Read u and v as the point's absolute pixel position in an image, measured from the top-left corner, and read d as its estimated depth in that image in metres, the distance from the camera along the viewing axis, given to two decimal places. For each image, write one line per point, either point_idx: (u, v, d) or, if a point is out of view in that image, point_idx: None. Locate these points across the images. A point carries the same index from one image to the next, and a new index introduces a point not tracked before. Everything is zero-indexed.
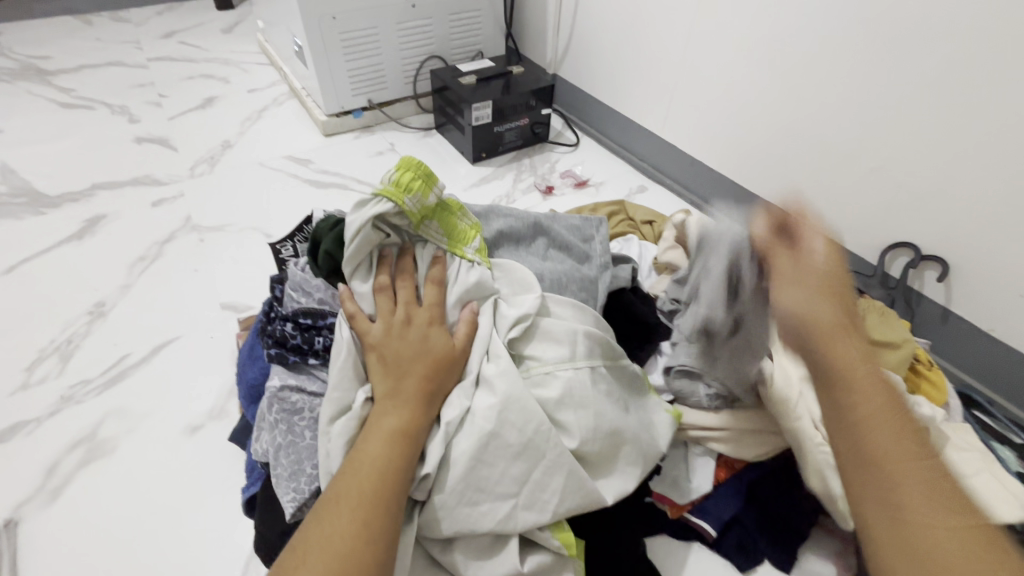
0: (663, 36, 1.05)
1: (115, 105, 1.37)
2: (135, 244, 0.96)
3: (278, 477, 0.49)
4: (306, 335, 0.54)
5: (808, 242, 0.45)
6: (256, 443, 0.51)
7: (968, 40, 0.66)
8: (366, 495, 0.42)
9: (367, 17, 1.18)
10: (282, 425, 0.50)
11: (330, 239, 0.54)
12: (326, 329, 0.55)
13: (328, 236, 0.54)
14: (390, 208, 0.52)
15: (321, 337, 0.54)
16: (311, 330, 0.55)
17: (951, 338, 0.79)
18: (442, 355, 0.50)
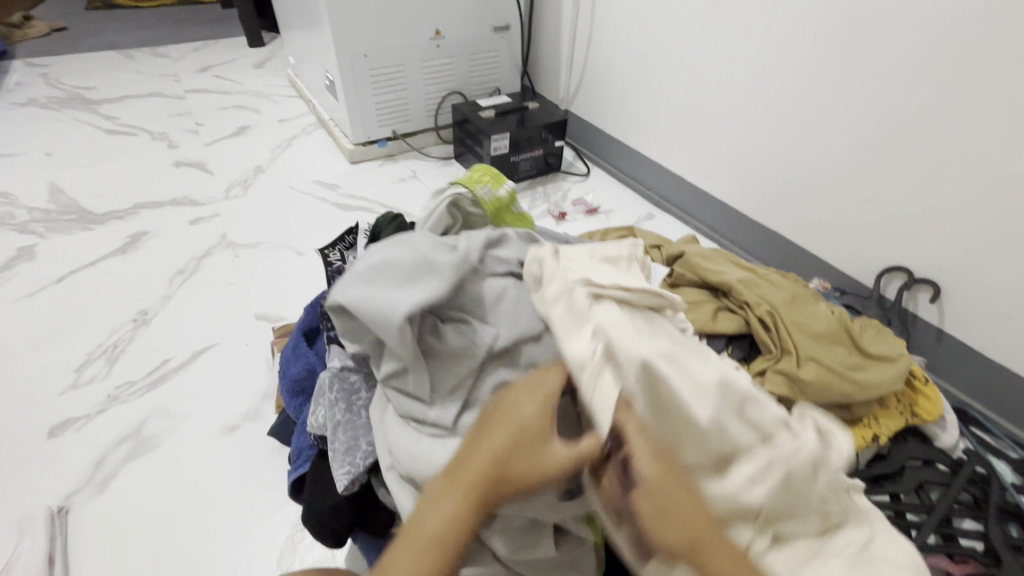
0: (669, 77, 1.14)
1: (155, 132, 1.47)
2: (176, 259, 1.03)
3: (332, 452, 0.49)
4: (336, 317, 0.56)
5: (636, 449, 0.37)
6: (310, 416, 0.51)
7: (945, 87, 0.74)
8: None
9: (395, 56, 1.28)
10: (342, 402, 0.51)
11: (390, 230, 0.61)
12: None
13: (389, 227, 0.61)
14: (464, 192, 0.63)
15: None
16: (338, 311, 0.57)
17: (945, 357, 0.84)
18: (534, 435, 0.38)
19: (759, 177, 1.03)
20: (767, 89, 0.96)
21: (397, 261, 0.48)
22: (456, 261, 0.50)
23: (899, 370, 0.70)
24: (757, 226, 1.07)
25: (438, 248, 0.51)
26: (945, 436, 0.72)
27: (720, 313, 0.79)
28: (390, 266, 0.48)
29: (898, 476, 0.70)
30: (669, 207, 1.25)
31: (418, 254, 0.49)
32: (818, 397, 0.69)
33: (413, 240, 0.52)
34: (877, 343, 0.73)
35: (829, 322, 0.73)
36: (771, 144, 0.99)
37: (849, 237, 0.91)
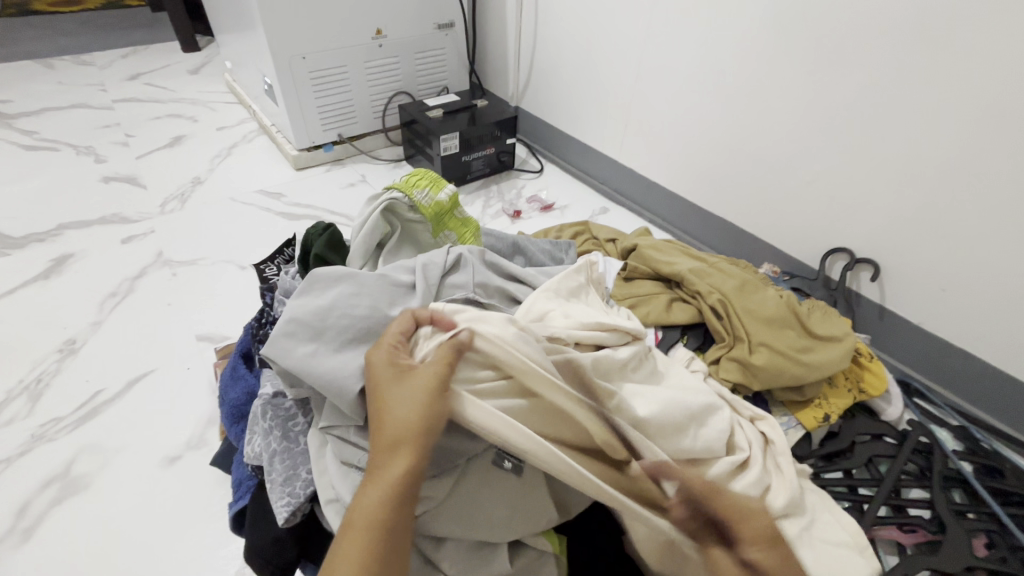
0: (613, 68, 1.14)
1: (80, 146, 1.37)
2: (106, 281, 0.96)
3: (271, 483, 0.46)
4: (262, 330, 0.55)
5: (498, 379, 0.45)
6: (246, 446, 0.49)
7: (873, 71, 0.76)
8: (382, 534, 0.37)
9: (336, 56, 1.23)
10: (277, 430, 0.48)
11: (321, 243, 0.57)
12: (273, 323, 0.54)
13: (319, 241, 0.57)
14: (401, 200, 0.62)
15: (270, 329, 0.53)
16: (266, 325, 0.55)
17: (889, 332, 0.87)
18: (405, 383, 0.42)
19: (706, 166, 1.04)
20: (708, 77, 0.98)
21: (352, 311, 0.48)
22: (412, 309, 0.51)
23: (844, 348, 0.72)
24: (706, 215, 1.08)
25: (394, 289, 0.53)
26: (890, 410, 0.75)
27: (675, 304, 0.80)
28: (344, 318, 0.48)
29: (849, 452, 0.72)
30: (623, 200, 1.25)
31: (372, 304, 0.49)
32: (770, 381, 0.70)
33: (363, 279, 0.51)
34: (822, 324, 0.75)
35: (778, 306, 0.75)
36: (715, 133, 1.00)
37: (794, 222, 0.94)
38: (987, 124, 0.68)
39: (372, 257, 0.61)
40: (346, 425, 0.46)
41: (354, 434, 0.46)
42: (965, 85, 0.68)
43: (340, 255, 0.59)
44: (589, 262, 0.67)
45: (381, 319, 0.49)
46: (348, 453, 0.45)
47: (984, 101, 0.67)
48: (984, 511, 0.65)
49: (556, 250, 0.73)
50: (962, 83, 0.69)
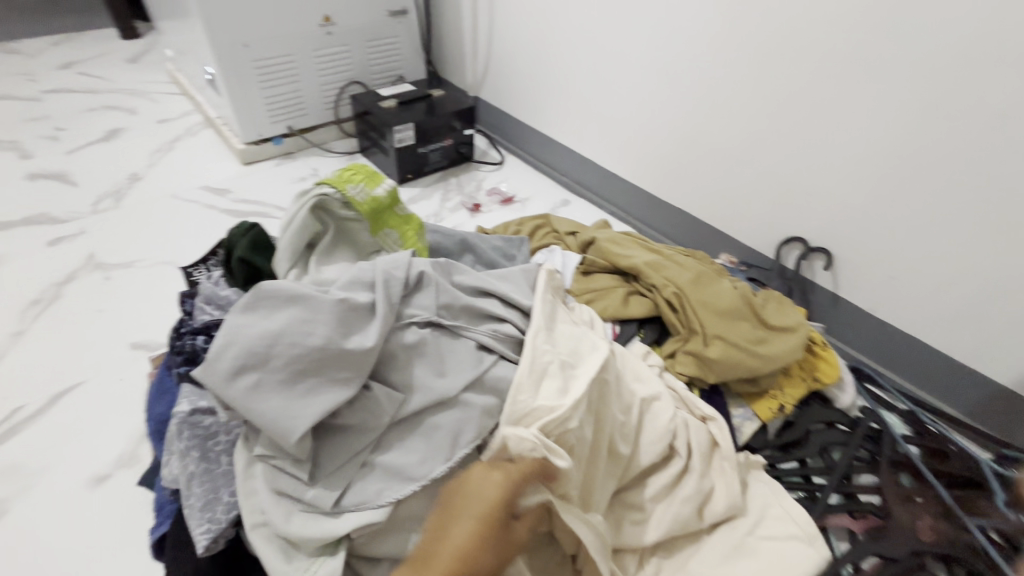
0: (571, 57, 1.12)
1: (3, 141, 1.27)
2: (29, 287, 0.89)
3: (188, 509, 0.43)
4: (183, 342, 0.48)
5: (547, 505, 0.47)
6: (162, 469, 0.45)
7: (823, 60, 0.76)
8: None
9: (282, 44, 1.17)
10: (195, 451, 0.45)
11: (242, 246, 0.54)
12: (195, 333, 0.48)
13: (241, 243, 0.54)
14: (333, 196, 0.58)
15: (193, 341, 0.48)
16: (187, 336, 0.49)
17: (842, 320, 0.88)
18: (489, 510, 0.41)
19: (665, 157, 1.04)
20: (664, 67, 0.96)
21: (298, 336, 0.43)
22: (373, 339, 0.45)
23: (799, 339, 0.72)
24: (666, 206, 1.07)
25: (353, 312, 0.47)
26: (843, 397, 0.75)
27: (632, 298, 0.78)
28: (293, 347, 0.43)
29: (805, 442, 0.73)
30: (583, 192, 1.23)
31: (328, 333, 0.44)
32: (725, 374, 0.70)
33: (320, 303, 0.45)
34: (778, 316, 0.75)
35: (733, 298, 0.74)
36: (673, 123, 0.99)
37: (751, 212, 0.94)
38: (930, 111, 0.69)
39: (303, 259, 0.57)
40: (283, 455, 0.43)
41: (291, 466, 0.43)
42: (911, 73, 0.69)
43: (265, 255, 0.56)
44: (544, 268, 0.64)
45: (338, 348, 0.44)
46: (283, 483, 0.43)
47: (928, 87, 0.68)
48: (930, 495, 0.65)
49: (510, 249, 0.71)
50: (907, 73, 0.69)
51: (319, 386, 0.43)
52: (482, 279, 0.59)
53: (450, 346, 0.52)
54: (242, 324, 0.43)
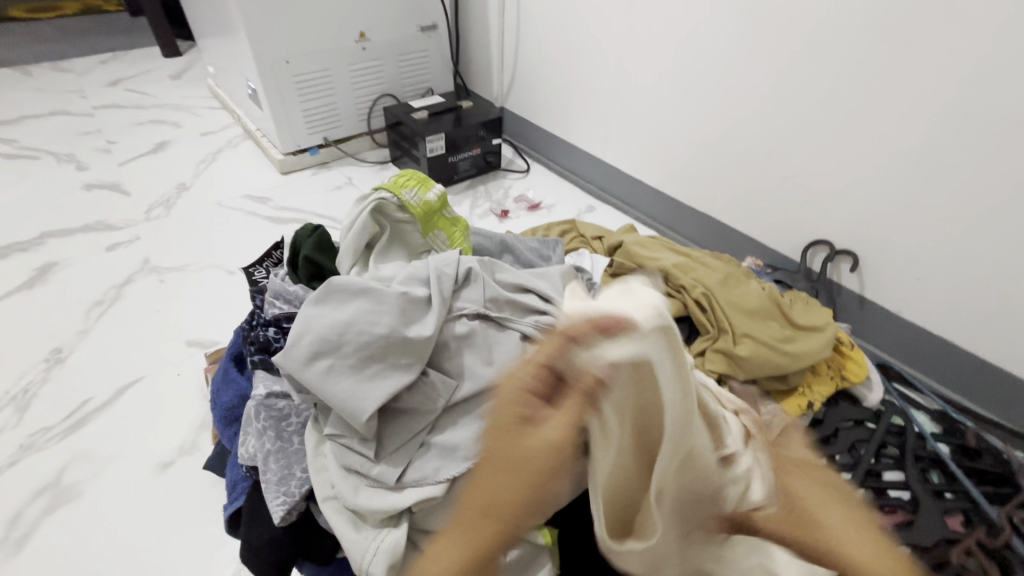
0: (596, 67, 1.16)
1: (61, 153, 1.35)
2: (92, 289, 0.95)
3: (265, 482, 0.47)
4: (261, 333, 0.54)
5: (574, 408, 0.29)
6: (239, 447, 0.50)
7: (847, 69, 0.78)
8: None
9: (320, 60, 1.24)
10: (271, 430, 0.50)
11: (309, 245, 0.59)
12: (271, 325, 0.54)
13: (308, 243, 0.59)
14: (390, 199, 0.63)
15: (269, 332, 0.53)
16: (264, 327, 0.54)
17: (868, 321, 0.89)
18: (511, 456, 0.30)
19: (689, 163, 1.06)
20: (688, 76, 0.99)
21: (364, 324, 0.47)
22: (431, 329, 0.49)
23: (827, 338, 0.74)
24: (691, 211, 1.10)
25: (411, 306, 0.51)
26: (871, 396, 0.77)
27: (661, 299, 0.81)
28: (361, 335, 0.47)
29: (833, 438, 0.74)
30: (608, 198, 1.27)
31: (393, 323, 0.48)
32: (755, 371, 0.72)
33: (383, 296, 0.49)
34: (806, 315, 0.77)
35: (761, 298, 0.77)
36: (697, 130, 1.02)
37: (776, 216, 0.96)
38: (951, 116, 0.71)
39: (363, 257, 0.62)
40: (351, 435, 0.47)
41: (358, 444, 0.47)
42: (933, 78, 0.71)
43: (328, 256, 0.61)
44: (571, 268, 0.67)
45: (399, 338, 0.48)
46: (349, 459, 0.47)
47: (950, 93, 0.70)
48: (960, 491, 0.68)
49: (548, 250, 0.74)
50: (930, 79, 0.71)
51: (383, 371, 0.47)
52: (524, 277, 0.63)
53: (497, 338, 0.55)
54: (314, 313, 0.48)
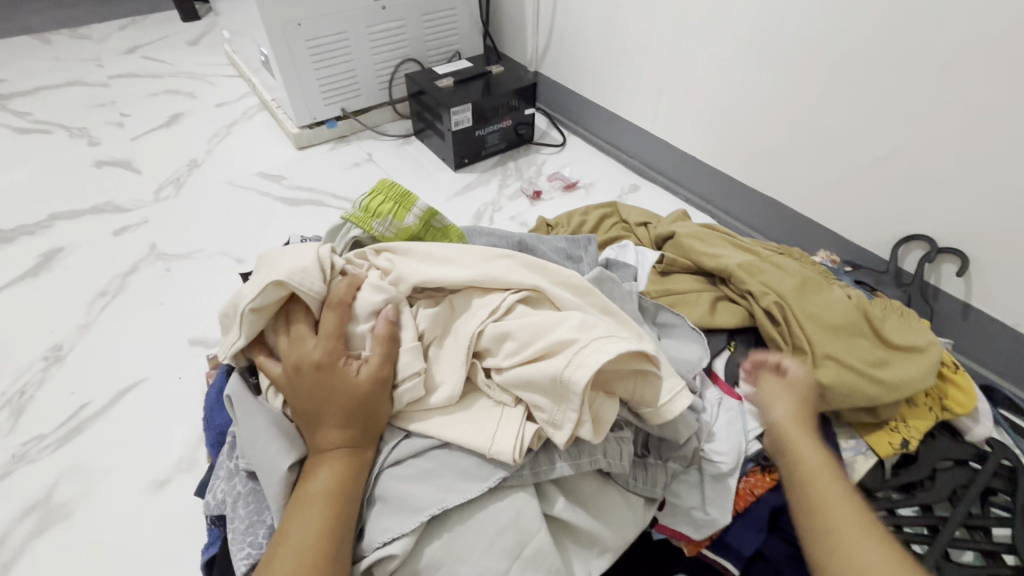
0: (646, 24, 0.99)
1: (74, 128, 1.30)
2: (96, 279, 0.90)
3: (233, 532, 0.45)
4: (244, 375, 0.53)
5: (320, 337, 0.46)
6: (208, 494, 0.48)
7: (986, 18, 0.61)
8: (332, 527, 0.40)
9: (335, 22, 1.11)
10: (241, 473, 0.47)
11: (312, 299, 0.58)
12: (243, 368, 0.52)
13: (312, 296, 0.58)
14: (360, 234, 0.56)
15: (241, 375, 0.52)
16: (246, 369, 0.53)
17: (973, 334, 0.74)
18: (342, 389, 0.44)
19: (755, 137, 0.91)
20: (761, 34, 0.83)
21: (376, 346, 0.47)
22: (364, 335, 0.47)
23: (929, 364, 0.60)
24: (753, 195, 0.95)
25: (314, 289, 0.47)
26: (977, 429, 0.63)
27: (720, 305, 0.68)
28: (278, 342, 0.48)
29: (929, 481, 0.61)
30: (654, 176, 1.12)
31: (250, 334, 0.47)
32: (840, 403, 0.59)
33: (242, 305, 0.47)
34: (901, 333, 0.63)
35: (847, 309, 0.63)
36: (767, 97, 0.86)
37: (859, 205, 0.80)
38: None
39: None
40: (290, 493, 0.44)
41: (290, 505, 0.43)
42: None
43: None
44: (602, 273, 0.60)
45: (360, 335, 0.47)
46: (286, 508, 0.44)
47: None
48: None
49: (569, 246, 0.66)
50: None
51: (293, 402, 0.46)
52: (501, 269, 0.50)
53: (455, 348, 0.47)
54: (249, 406, 0.47)
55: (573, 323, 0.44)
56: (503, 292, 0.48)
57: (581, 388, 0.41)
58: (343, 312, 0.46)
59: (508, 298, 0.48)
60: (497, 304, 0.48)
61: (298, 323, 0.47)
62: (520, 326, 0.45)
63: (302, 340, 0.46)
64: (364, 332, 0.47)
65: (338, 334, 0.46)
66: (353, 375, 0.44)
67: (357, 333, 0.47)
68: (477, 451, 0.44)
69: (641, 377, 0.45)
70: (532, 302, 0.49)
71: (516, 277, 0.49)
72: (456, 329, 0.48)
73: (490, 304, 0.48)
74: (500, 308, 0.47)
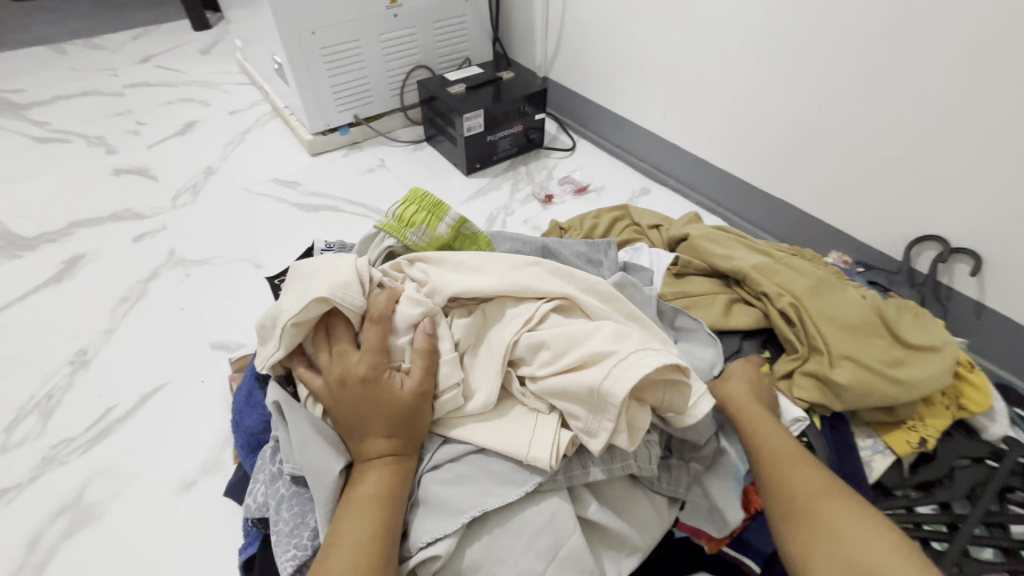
0: (655, 29, 1.01)
1: (91, 136, 1.32)
2: (118, 284, 0.91)
3: (277, 534, 0.46)
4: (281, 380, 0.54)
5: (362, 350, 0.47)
6: (249, 497, 0.49)
7: (995, 21, 0.61)
8: (382, 531, 0.41)
9: (348, 30, 1.13)
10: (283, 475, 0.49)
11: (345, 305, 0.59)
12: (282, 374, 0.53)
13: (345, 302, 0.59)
14: (394, 243, 0.57)
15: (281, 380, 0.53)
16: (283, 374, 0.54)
17: (988, 334, 0.75)
18: (387, 400, 0.45)
19: (766, 140, 0.91)
20: (771, 38, 0.84)
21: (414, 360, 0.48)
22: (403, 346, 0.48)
23: (944, 362, 0.60)
24: (765, 197, 0.96)
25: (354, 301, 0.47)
26: (993, 428, 0.63)
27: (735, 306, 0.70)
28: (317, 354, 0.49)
29: (947, 481, 0.62)
30: (665, 179, 1.13)
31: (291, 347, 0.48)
32: (858, 402, 0.59)
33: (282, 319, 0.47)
34: (917, 333, 0.63)
35: (860, 310, 0.64)
36: (778, 101, 0.87)
37: (871, 207, 0.81)
38: None
39: None
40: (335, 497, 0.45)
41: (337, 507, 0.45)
42: None
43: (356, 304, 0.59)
44: (626, 276, 0.62)
45: (399, 346, 0.48)
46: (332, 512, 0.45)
47: None
48: None
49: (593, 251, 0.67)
50: None
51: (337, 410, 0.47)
52: (531, 278, 0.51)
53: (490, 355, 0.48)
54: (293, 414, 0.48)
55: (608, 334, 0.45)
56: (537, 301, 0.49)
57: (620, 399, 0.41)
58: (385, 326, 0.47)
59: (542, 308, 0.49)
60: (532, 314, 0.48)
61: (339, 335, 0.48)
62: (554, 335, 0.46)
63: (344, 353, 0.47)
64: (404, 345, 0.48)
65: (380, 348, 0.47)
66: (398, 388, 0.45)
67: (397, 345, 0.48)
68: (514, 456, 0.45)
69: (672, 387, 0.45)
70: (565, 309, 0.50)
71: (548, 287, 0.49)
72: (490, 339, 0.49)
73: (524, 313, 0.48)
74: (533, 317, 0.48)
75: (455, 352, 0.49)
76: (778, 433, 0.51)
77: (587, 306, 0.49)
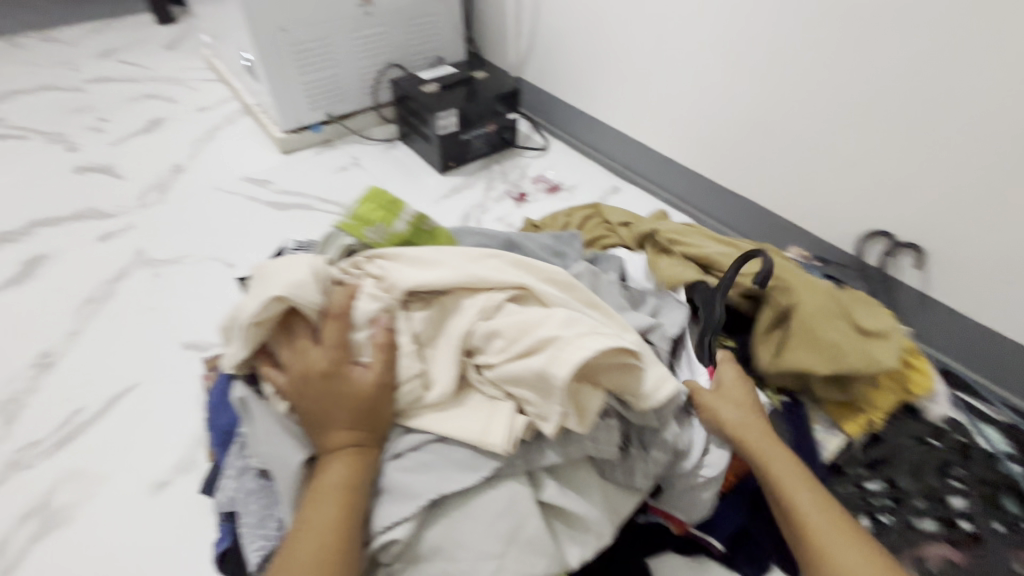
0: (623, 32, 1.04)
1: (50, 133, 1.27)
2: (83, 285, 0.89)
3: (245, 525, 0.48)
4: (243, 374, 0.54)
5: (320, 347, 0.48)
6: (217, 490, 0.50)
7: (930, 32, 0.67)
8: (346, 518, 0.42)
9: (320, 28, 1.13)
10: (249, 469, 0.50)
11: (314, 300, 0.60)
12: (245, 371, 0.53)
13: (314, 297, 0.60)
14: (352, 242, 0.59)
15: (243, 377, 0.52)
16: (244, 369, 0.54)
17: (931, 322, 0.80)
18: (347, 395, 0.46)
19: (728, 140, 0.96)
20: (732, 42, 0.88)
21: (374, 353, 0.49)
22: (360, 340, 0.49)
23: (891, 348, 0.63)
24: (728, 195, 1.00)
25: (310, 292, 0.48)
26: (936, 408, 0.67)
27: None
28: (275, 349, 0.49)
29: (891, 458, 0.66)
30: (634, 177, 1.16)
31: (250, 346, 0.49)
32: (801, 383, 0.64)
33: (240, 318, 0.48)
34: (866, 318, 0.66)
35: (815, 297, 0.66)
36: (739, 103, 0.91)
37: (825, 204, 0.86)
38: None
39: None
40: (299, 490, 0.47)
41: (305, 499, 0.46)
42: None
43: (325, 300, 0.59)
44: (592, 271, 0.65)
45: (357, 337, 0.49)
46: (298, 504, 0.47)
47: None
48: None
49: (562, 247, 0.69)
50: None
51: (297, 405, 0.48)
52: (485, 271, 0.52)
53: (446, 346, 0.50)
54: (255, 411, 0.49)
55: (556, 322, 0.47)
56: (492, 291, 0.51)
57: (563, 381, 0.44)
58: (342, 322, 0.48)
59: (496, 297, 0.50)
60: (488, 305, 0.50)
61: (296, 334, 0.49)
62: (506, 324, 0.48)
63: (301, 351, 0.48)
64: (361, 339, 0.49)
65: (337, 344, 0.48)
66: (356, 381, 0.46)
67: (357, 339, 0.49)
68: (470, 442, 0.46)
69: (626, 370, 0.48)
70: (523, 298, 0.52)
71: (502, 279, 0.51)
72: (445, 330, 0.50)
73: (483, 303, 0.50)
74: (485, 308, 0.50)
75: (415, 344, 0.50)
76: (790, 467, 0.51)
77: (542, 294, 0.51)
